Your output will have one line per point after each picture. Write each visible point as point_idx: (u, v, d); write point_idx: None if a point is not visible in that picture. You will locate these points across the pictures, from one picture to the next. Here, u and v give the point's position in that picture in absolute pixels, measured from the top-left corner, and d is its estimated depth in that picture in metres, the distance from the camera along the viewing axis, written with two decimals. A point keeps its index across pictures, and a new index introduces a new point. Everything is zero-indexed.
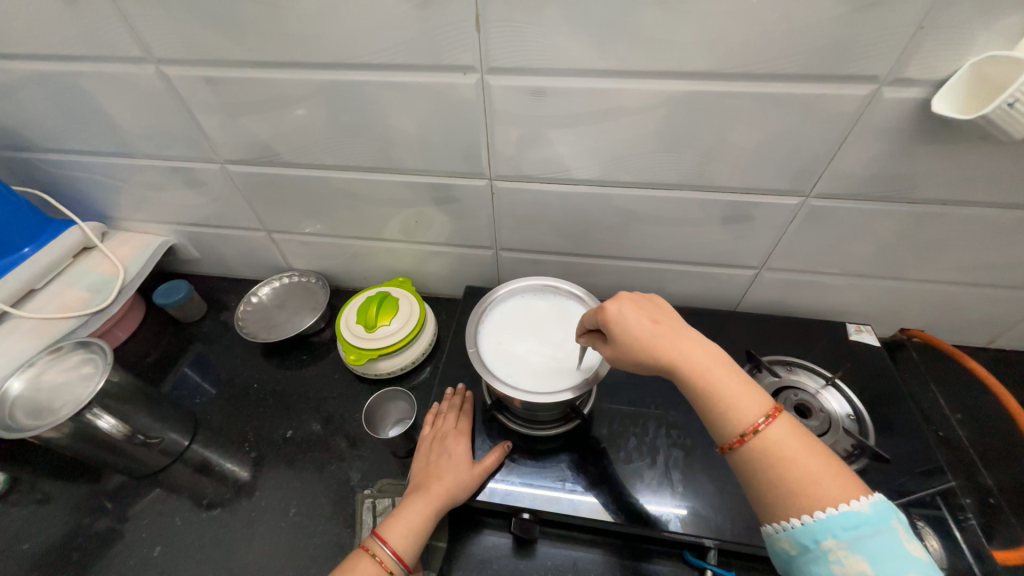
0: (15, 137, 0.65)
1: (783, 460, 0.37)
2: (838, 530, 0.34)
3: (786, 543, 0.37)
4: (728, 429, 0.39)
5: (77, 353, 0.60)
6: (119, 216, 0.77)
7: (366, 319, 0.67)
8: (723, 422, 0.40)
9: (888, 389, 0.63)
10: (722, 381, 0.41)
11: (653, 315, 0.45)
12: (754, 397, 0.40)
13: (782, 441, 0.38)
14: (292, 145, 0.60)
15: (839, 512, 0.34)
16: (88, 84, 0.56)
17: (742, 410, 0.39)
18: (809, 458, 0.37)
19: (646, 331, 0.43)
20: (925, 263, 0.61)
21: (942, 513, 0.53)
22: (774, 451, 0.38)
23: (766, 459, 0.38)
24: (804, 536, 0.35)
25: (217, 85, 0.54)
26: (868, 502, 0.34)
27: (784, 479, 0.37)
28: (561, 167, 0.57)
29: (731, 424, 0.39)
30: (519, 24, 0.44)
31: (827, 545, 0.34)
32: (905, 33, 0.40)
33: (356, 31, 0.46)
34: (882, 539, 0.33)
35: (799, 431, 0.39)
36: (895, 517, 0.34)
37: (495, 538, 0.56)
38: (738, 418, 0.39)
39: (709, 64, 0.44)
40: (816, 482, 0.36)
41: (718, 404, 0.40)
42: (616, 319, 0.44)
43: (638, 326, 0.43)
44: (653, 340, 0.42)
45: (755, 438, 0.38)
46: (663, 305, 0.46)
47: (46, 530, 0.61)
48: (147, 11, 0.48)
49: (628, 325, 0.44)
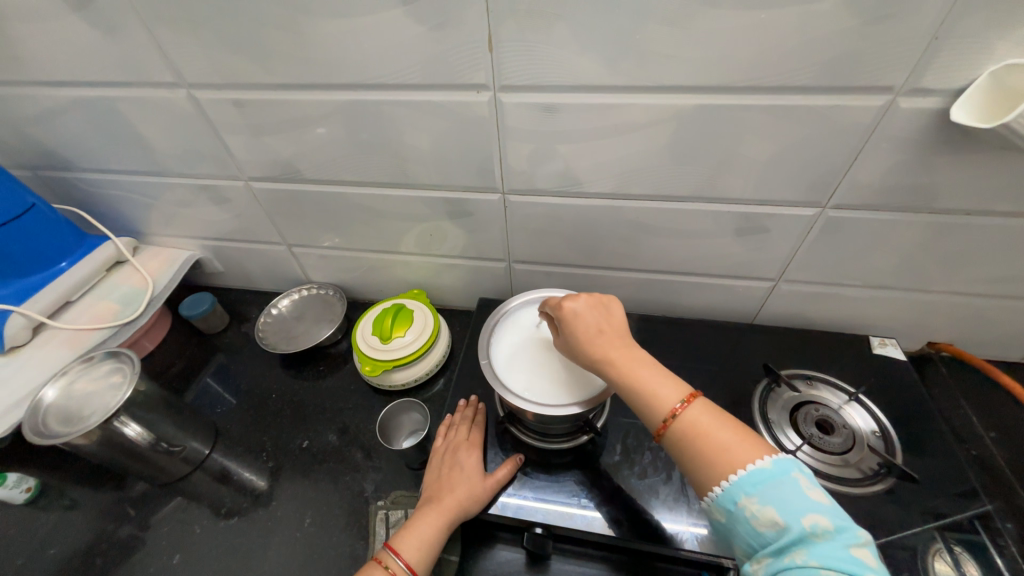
0: (57, 158, 0.69)
1: (701, 438, 0.39)
2: (749, 486, 0.36)
3: (715, 513, 0.38)
4: (653, 415, 0.42)
5: (107, 362, 0.63)
6: (150, 232, 0.81)
7: (382, 331, 0.69)
8: (648, 407, 0.42)
9: (915, 405, 0.61)
10: (649, 372, 0.43)
11: (597, 315, 0.48)
12: (678, 385, 0.43)
13: (700, 422, 0.40)
14: (313, 162, 0.62)
15: (748, 472, 0.36)
16: (125, 108, 0.60)
17: (663, 396, 0.42)
18: (725, 433, 0.39)
19: (585, 329, 0.46)
20: (951, 275, 0.59)
21: (981, 538, 0.50)
22: (693, 430, 0.40)
23: (688, 438, 0.40)
24: (725, 500, 0.37)
25: (244, 107, 0.57)
26: (772, 458, 0.37)
27: (702, 455, 0.39)
28: (573, 181, 0.57)
29: (654, 409, 0.41)
30: (532, 43, 0.45)
31: (743, 503, 0.36)
32: (919, 44, 0.40)
33: (374, 54, 0.48)
34: (786, 487, 0.35)
35: (717, 414, 0.41)
36: (796, 468, 0.36)
37: (506, 553, 0.53)
38: (661, 403, 0.42)
39: (720, 78, 0.45)
40: (728, 453, 0.38)
41: (644, 392, 0.42)
42: (568, 316, 0.47)
43: (581, 324, 0.47)
44: (592, 337, 0.46)
45: (675, 421, 0.40)
46: (610, 306, 0.49)
47: (72, 536, 0.63)
48: (180, 39, 0.51)
49: (573, 322, 0.47)
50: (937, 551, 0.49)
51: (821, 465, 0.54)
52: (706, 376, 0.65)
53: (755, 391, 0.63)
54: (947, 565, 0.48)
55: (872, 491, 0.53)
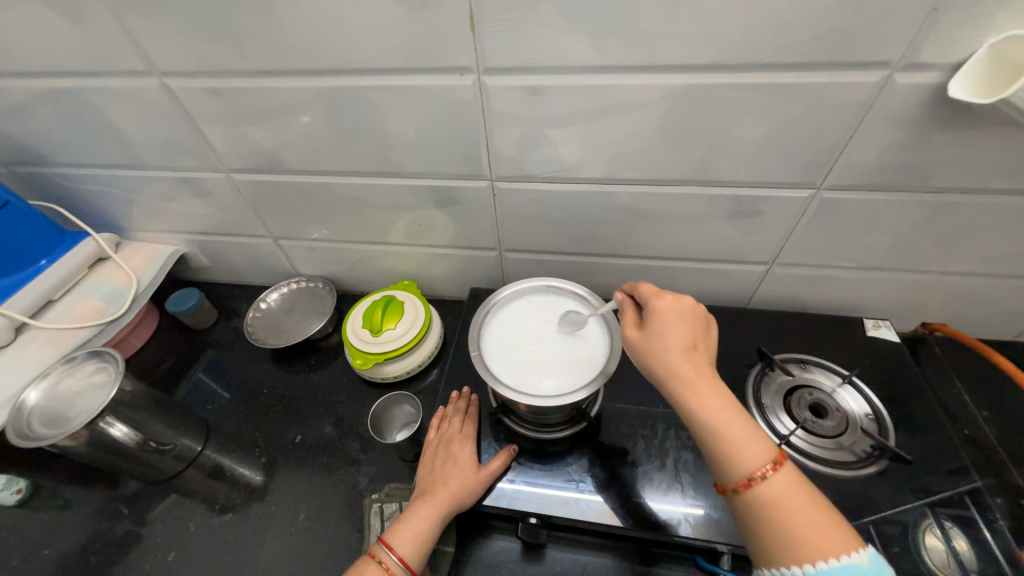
0: (30, 153, 0.67)
1: (788, 511, 0.37)
2: None
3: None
4: (736, 469, 0.38)
5: (91, 362, 0.61)
6: (132, 228, 0.79)
7: (372, 324, 0.68)
8: (732, 460, 0.38)
9: (908, 386, 0.61)
10: (739, 419, 0.40)
11: (695, 334, 0.43)
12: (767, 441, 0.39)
13: (788, 493, 0.37)
14: (295, 152, 0.60)
15: (841, 564, 0.34)
16: (96, 99, 0.58)
17: (752, 454, 0.38)
18: (813, 509, 0.37)
19: (680, 348, 0.42)
20: (947, 254, 0.58)
21: (971, 512, 0.51)
22: (780, 500, 0.37)
23: (771, 505, 0.37)
24: None
25: (220, 96, 0.54)
26: (867, 554, 0.35)
27: (783, 527, 0.36)
28: (563, 166, 0.56)
29: (741, 466, 0.38)
30: (516, 23, 0.43)
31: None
32: (917, 16, 0.38)
33: (352, 36, 0.46)
34: None
35: (807, 488, 0.38)
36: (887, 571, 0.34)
37: (504, 542, 0.56)
38: (748, 462, 0.38)
39: (711, 56, 0.43)
40: (818, 535, 0.35)
41: (731, 444, 0.38)
42: (662, 328, 0.43)
43: (679, 337, 0.42)
44: (684, 362, 0.41)
45: (763, 483, 0.37)
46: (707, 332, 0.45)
47: (66, 535, 0.62)
48: (148, 24, 0.49)
49: (668, 332, 0.43)
50: (929, 526, 0.50)
51: (815, 448, 0.55)
52: None
53: (749, 376, 0.63)
54: (937, 540, 0.49)
55: (865, 472, 0.53)
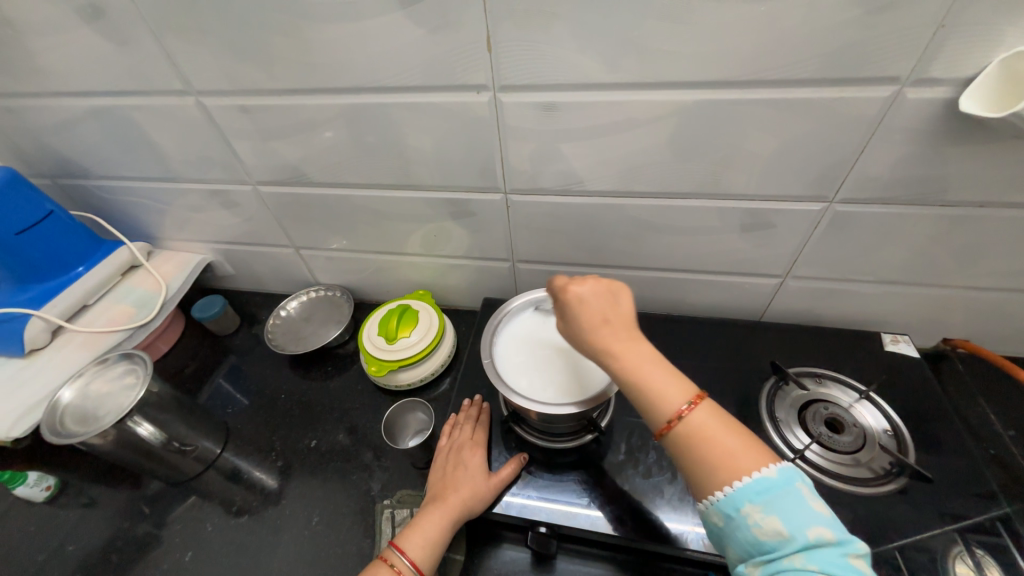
0: (74, 166, 0.71)
1: (706, 442, 0.37)
2: (754, 495, 0.35)
3: (713, 516, 0.37)
4: (655, 415, 0.39)
5: (121, 364, 0.64)
6: (163, 237, 0.83)
7: (387, 331, 0.69)
8: (651, 408, 0.39)
9: (928, 403, 0.59)
10: (655, 370, 0.40)
11: (605, 304, 0.43)
12: (684, 383, 0.40)
13: (705, 425, 0.38)
14: (319, 166, 0.63)
15: (754, 480, 0.35)
16: (137, 116, 0.61)
17: (668, 396, 0.39)
18: (730, 436, 0.38)
19: (593, 320, 0.42)
20: (965, 268, 0.57)
21: (1004, 540, 0.48)
22: (699, 434, 0.38)
23: (691, 442, 0.38)
24: (725, 506, 0.36)
25: (251, 113, 0.58)
26: (777, 467, 0.36)
27: (705, 460, 0.37)
28: (576, 179, 0.57)
29: (659, 410, 0.39)
30: (531, 44, 0.45)
31: (745, 512, 0.35)
32: (925, 33, 0.39)
33: (375, 56, 0.49)
34: (792, 498, 0.34)
35: (721, 415, 0.39)
36: (798, 477, 0.35)
37: (513, 553, 0.56)
38: (666, 404, 0.39)
39: (720, 73, 0.44)
40: (733, 459, 0.36)
41: (648, 392, 0.39)
42: (573, 304, 0.43)
43: (590, 315, 0.42)
44: (598, 330, 0.41)
45: (681, 424, 0.38)
46: (621, 295, 0.44)
47: (90, 532, 0.64)
48: (187, 47, 0.52)
49: (578, 314, 0.42)
50: (962, 554, 0.47)
51: (832, 464, 0.53)
52: (712, 374, 0.65)
53: (762, 389, 0.62)
54: (969, 569, 0.46)
55: (884, 490, 0.52)
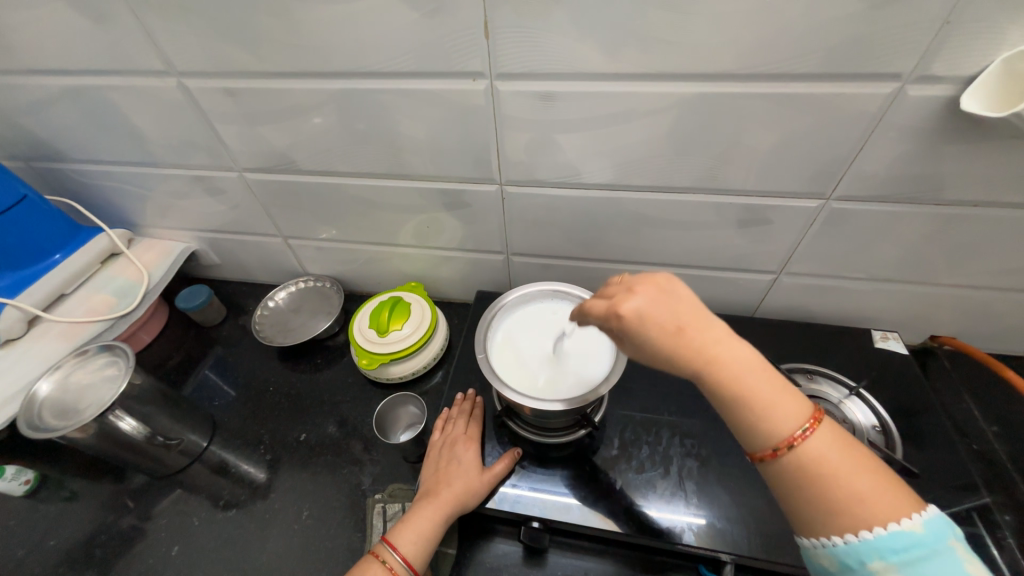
0: (49, 148, 0.68)
1: (826, 477, 0.34)
2: (890, 554, 0.32)
3: (829, 562, 0.34)
4: (765, 443, 0.35)
5: (102, 356, 0.62)
6: (145, 224, 0.80)
7: (379, 324, 0.68)
8: (759, 435, 0.35)
9: (915, 399, 0.60)
10: (759, 386, 0.35)
11: (675, 310, 0.35)
12: (798, 402, 0.35)
13: (825, 456, 0.34)
14: (307, 153, 0.61)
15: (890, 533, 0.32)
16: (115, 97, 0.59)
17: (782, 422, 0.35)
18: (854, 472, 0.34)
19: (668, 337, 0.34)
20: (956, 267, 0.58)
21: (978, 529, 0.51)
22: (818, 467, 0.34)
23: (808, 478, 0.34)
24: (849, 558, 0.33)
25: (236, 96, 0.55)
26: (922, 521, 0.32)
27: (825, 499, 0.33)
28: (572, 172, 0.56)
29: (769, 438, 0.34)
30: (529, 30, 0.44)
31: (875, 568, 0.32)
32: (930, 28, 0.38)
33: (367, 39, 0.47)
34: (942, 563, 0.31)
35: (842, 440, 0.35)
36: (951, 536, 0.32)
37: (506, 546, 0.56)
38: (779, 431, 0.34)
39: (723, 65, 0.43)
40: (859, 500, 0.33)
41: (755, 417, 0.35)
42: (636, 325, 0.35)
43: (664, 329, 0.35)
44: (680, 346, 0.35)
45: (793, 452, 0.34)
46: (680, 290, 0.36)
47: (72, 527, 0.63)
48: (168, 25, 0.50)
49: (648, 333, 0.35)
50: None
51: None
52: None
53: None
54: None
55: None
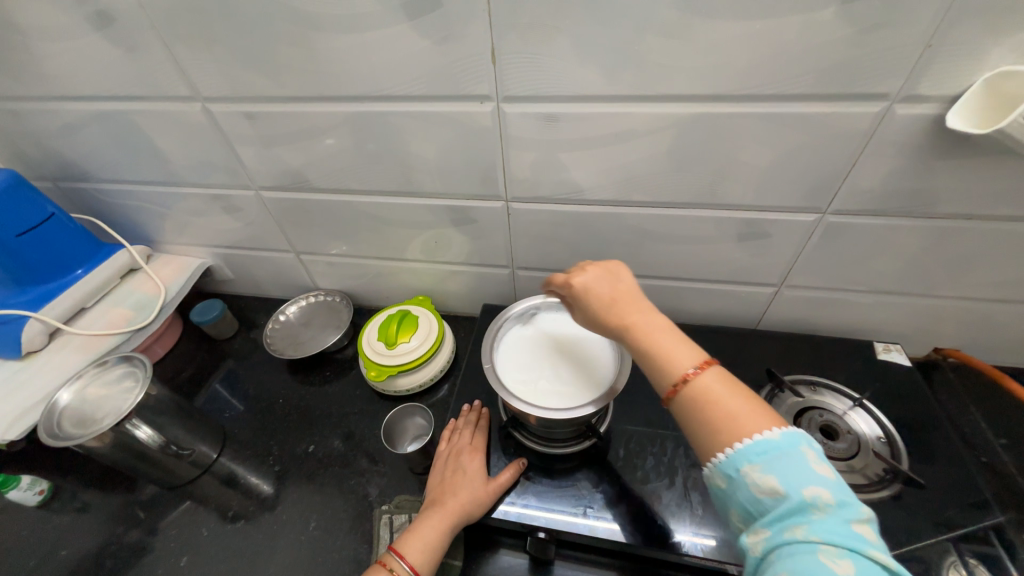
0: (76, 169, 0.72)
1: (711, 405, 0.36)
2: (753, 456, 0.34)
3: (715, 479, 0.36)
4: (662, 381, 0.39)
5: (121, 366, 0.64)
6: (163, 241, 0.83)
7: (387, 336, 0.69)
8: (658, 373, 0.39)
9: (920, 411, 0.60)
10: (661, 336, 0.40)
11: (611, 284, 0.43)
12: (695, 350, 0.39)
13: (712, 389, 0.37)
14: (321, 171, 0.63)
15: (755, 441, 0.34)
16: (141, 121, 0.62)
17: (675, 361, 0.38)
18: (737, 400, 0.36)
19: (602, 298, 0.43)
20: (954, 279, 0.59)
21: (997, 550, 0.49)
22: (705, 398, 0.37)
23: (695, 405, 0.37)
24: (726, 466, 0.35)
25: (256, 119, 0.58)
26: (781, 431, 0.34)
27: (710, 421, 0.36)
28: (575, 189, 0.58)
29: (665, 374, 0.38)
30: (533, 56, 0.46)
31: (744, 471, 0.34)
32: (913, 51, 0.40)
33: (381, 66, 0.50)
34: (797, 461, 0.33)
35: (731, 380, 0.38)
36: (806, 442, 0.34)
37: (511, 558, 0.55)
38: (672, 368, 0.38)
39: (717, 87, 0.46)
40: (736, 421, 0.35)
41: (657, 359, 0.39)
42: (579, 291, 0.44)
43: (600, 295, 0.43)
44: (606, 305, 0.42)
45: (687, 386, 0.37)
46: (624, 274, 0.45)
47: (83, 538, 0.63)
48: (195, 54, 0.53)
49: (586, 297, 0.43)
50: (953, 562, 0.48)
51: None
52: None
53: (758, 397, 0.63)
54: None
55: (879, 496, 0.52)
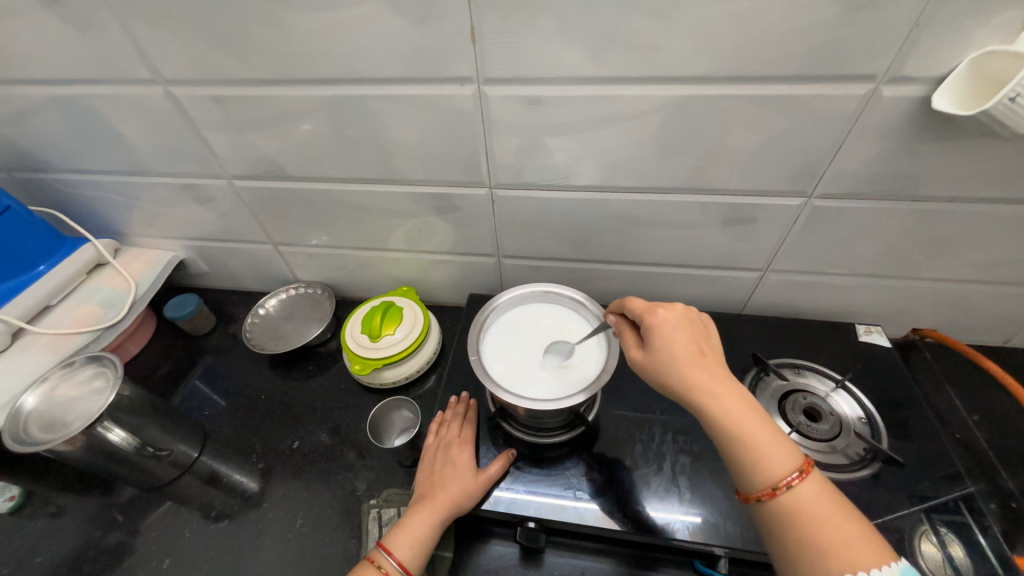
0: (32, 159, 0.67)
1: (814, 521, 0.36)
2: None
3: None
4: (759, 481, 0.37)
5: (89, 367, 0.62)
6: (131, 233, 0.79)
7: (371, 329, 0.68)
8: (756, 472, 0.37)
9: (899, 391, 0.62)
10: (759, 428, 0.38)
11: (698, 345, 0.42)
12: (794, 450, 0.38)
13: (814, 502, 0.36)
14: (296, 159, 0.61)
15: None
16: (100, 106, 0.58)
17: (774, 461, 0.37)
18: (841, 520, 0.36)
19: (686, 355, 0.41)
20: (934, 261, 0.60)
21: (965, 518, 0.51)
22: (806, 512, 0.36)
23: (798, 518, 0.36)
24: None
25: (224, 103, 0.55)
26: (899, 567, 0.33)
27: (812, 541, 0.35)
28: (561, 174, 0.57)
29: (763, 475, 0.37)
30: (516, 36, 0.44)
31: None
32: (901, 32, 0.40)
33: (356, 46, 0.47)
34: None
35: (832, 493, 0.37)
36: None
37: (502, 547, 0.56)
38: (772, 469, 0.37)
39: (704, 69, 0.44)
40: (848, 550, 0.34)
41: (752, 454, 0.38)
42: (659, 333, 0.42)
43: (682, 351, 0.41)
44: (691, 367, 0.40)
45: (787, 493, 0.36)
46: (711, 338, 0.44)
47: (59, 543, 0.62)
48: (154, 33, 0.50)
49: (668, 349, 0.41)
50: (924, 532, 0.50)
51: (810, 452, 0.55)
52: None
53: (744, 380, 0.63)
54: (932, 548, 0.49)
55: (859, 474, 0.54)
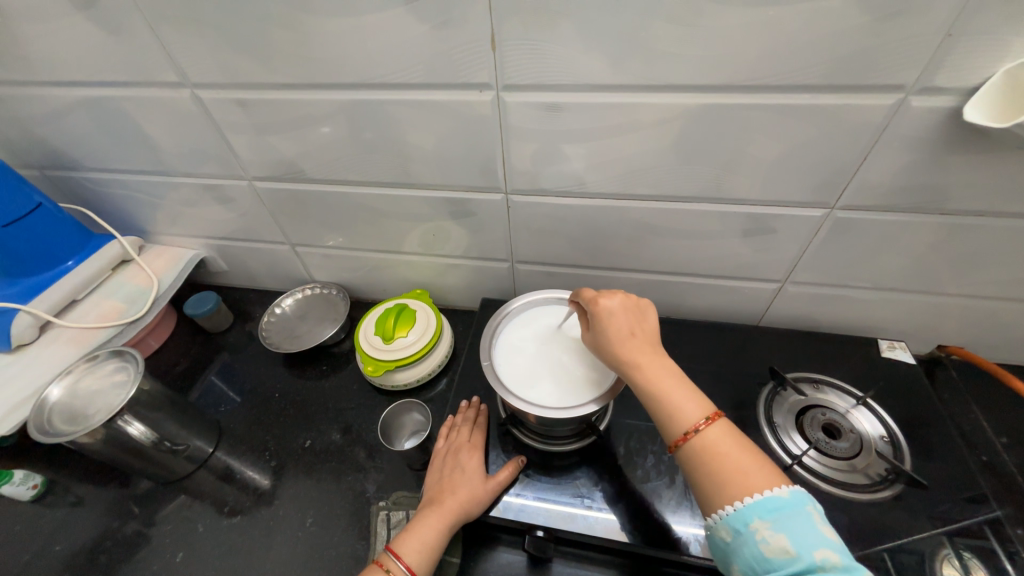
0: (64, 158, 0.70)
1: (720, 458, 0.39)
2: (764, 512, 0.36)
3: (721, 530, 0.38)
4: (673, 428, 0.41)
5: (111, 361, 0.63)
6: (155, 231, 0.81)
7: (384, 331, 0.68)
8: (670, 421, 0.42)
9: (923, 409, 0.60)
10: (676, 386, 0.43)
11: (635, 323, 0.47)
12: (704, 403, 0.42)
13: (719, 442, 0.40)
14: (316, 162, 0.62)
15: (764, 497, 0.36)
16: (129, 107, 0.60)
17: (686, 411, 0.41)
18: (744, 456, 0.39)
19: (620, 332, 0.46)
20: (962, 277, 0.58)
21: (991, 543, 0.48)
22: (713, 450, 0.39)
23: (705, 456, 0.39)
24: (735, 520, 0.37)
25: (247, 107, 0.57)
26: (789, 488, 0.37)
27: (715, 473, 0.39)
28: (577, 181, 0.57)
29: (676, 423, 0.41)
30: (536, 43, 0.44)
31: (755, 526, 0.36)
32: (932, 41, 0.39)
33: (378, 53, 0.48)
34: (803, 520, 0.35)
35: (740, 438, 0.40)
36: (811, 502, 0.36)
37: (510, 556, 0.55)
38: (683, 418, 0.41)
39: (726, 77, 0.44)
40: (745, 476, 0.38)
41: (668, 406, 0.42)
42: (603, 314, 0.47)
43: (618, 326, 0.46)
44: (624, 341, 0.45)
45: (697, 437, 0.40)
46: (648, 316, 0.48)
47: (78, 532, 0.63)
48: (184, 38, 0.51)
49: (608, 323, 0.47)
50: (945, 556, 0.48)
51: (828, 471, 0.54)
52: (709, 377, 0.65)
53: (761, 394, 0.62)
54: (954, 570, 0.47)
55: (880, 495, 0.52)
